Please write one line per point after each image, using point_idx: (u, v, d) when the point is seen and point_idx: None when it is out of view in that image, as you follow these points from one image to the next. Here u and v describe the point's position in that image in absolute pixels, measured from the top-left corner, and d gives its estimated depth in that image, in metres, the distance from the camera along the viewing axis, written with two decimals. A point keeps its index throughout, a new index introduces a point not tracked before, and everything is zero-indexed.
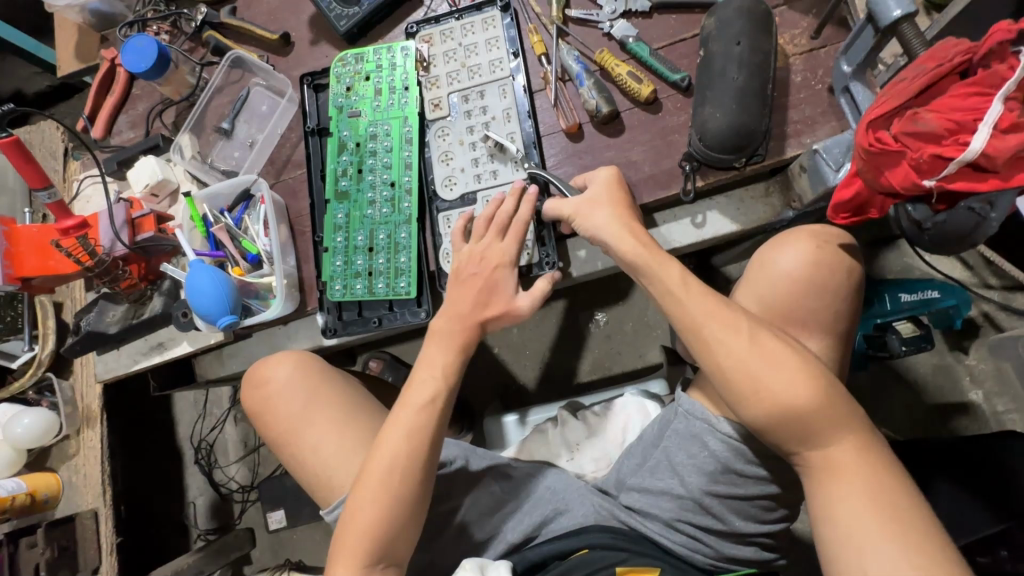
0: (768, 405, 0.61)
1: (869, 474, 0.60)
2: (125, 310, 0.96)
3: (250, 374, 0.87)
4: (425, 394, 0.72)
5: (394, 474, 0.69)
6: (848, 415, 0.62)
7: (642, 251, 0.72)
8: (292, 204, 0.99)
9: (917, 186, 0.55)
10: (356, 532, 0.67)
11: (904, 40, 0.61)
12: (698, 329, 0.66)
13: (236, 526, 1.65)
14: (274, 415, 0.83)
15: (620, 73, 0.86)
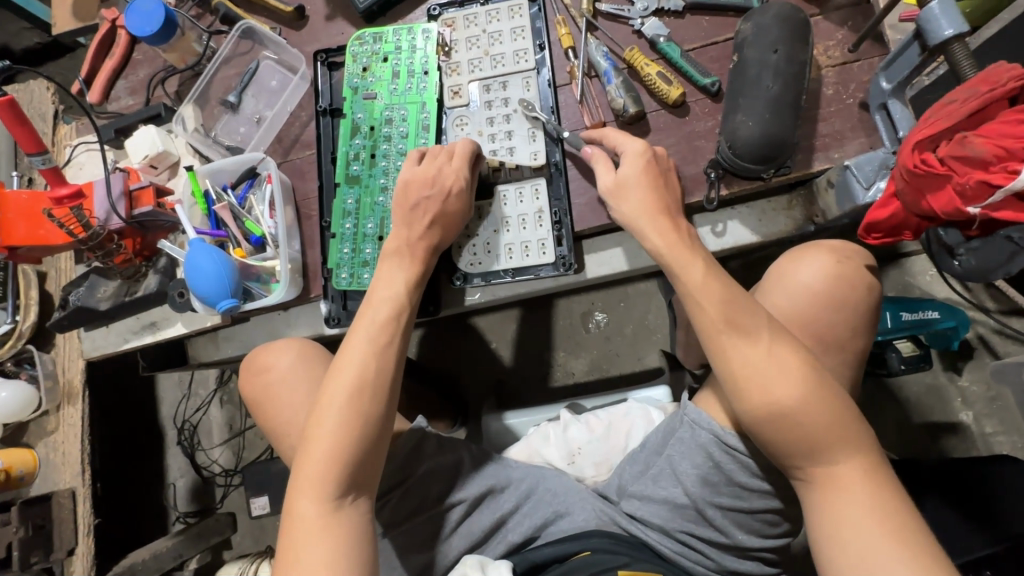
0: (781, 411, 0.60)
1: (874, 491, 0.59)
2: (117, 286, 0.92)
3: (250, 361, 0.85)
4: (381, 311, 0.73)
5: (351, 390, 0.67)
6: (857, 432, 0.60)
7: (672, 244, 0.69)
8: (299, 185, 0.95)
9: (960, 212, 0.54)
10: (313, 456, 0.66)
11: (954, 61, 0.59)
12: (714, 327, 0.63)
13: (218, 510, 1.62)
14: (277, 403, 0.82)
15: (650, 73, 0.84)
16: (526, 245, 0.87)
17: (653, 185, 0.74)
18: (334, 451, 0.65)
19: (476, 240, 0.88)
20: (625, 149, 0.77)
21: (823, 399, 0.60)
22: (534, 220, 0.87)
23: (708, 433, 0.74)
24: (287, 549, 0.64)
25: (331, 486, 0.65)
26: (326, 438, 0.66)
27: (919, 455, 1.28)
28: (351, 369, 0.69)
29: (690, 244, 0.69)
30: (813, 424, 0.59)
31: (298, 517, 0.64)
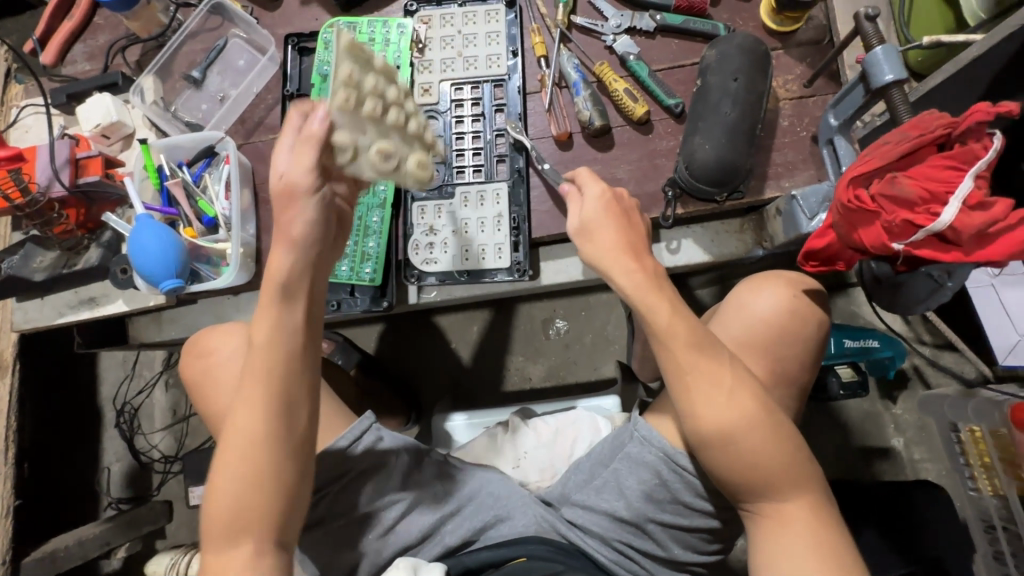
0: (733, 454, 0.63)
1: (818, 531, 0.62)
2: (56, 257, 0.87)
3: (192, 345, 0.83)
4: (264, 330, 0.62)
5: (249, 426, 0.60)
6: (808, 476, 0.64)
7: (642, 285, 0.66)
8: (259, 168, 0.93)
9: (887, 247, 0.57)
10: (216, 512, 0.59)
11: (893, 106, 0.63)
12: (678, 364, 0.64)
13: (154, 498, 1.55)
14: (212, 390, 0.79)
15: (617, 89, 0.86)
16: (483, 249, 0.87)
17: (625, 226, 0.69)
18: (237, 501, 0.59)
19: (434, 238, 0.87)
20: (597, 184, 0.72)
21: (779, 442, 0.63)
22: (493, 224, 0.87)
23: (655, 449, 0.77)
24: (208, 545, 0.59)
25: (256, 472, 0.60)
26: (223, 492, 0.59)
27: (852, 477, 1.34)
28: (246, 417, 0.60)
29: (659, 285, 0.66)
30: (757, 452, 0.62)
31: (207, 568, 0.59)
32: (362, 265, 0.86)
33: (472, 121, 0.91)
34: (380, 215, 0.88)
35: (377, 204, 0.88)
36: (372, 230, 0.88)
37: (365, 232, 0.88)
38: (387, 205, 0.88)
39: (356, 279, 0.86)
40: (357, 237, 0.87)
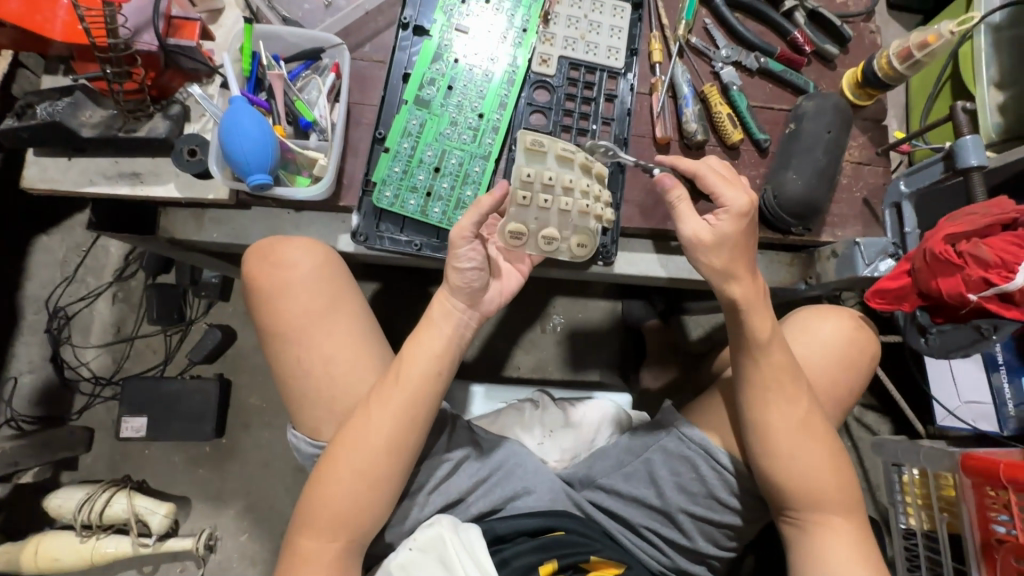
0: (797, 466, 0.70)
1: (855, 542, 0.69)
2: (108, 116, 0.76)
3: (261, 253, 0.75)
4: (416, 352, 0.69)
5: (380, 435, 0.66)
6: (851, 493, 0.71)
7: (751, 294, 0.70)
8: (356, 88, 0.88)
9: (962, 296, 0.68)
10: (324, 505, 0.65)
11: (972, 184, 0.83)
12: (754, 377, 0.71)
13: (71, 423, 1.34)
14: (282, 308, 0.73)
15: (721, 112, 0.94)
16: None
17: (744, 244, 0.70)
18: (347, 508, 0.65)
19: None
20: (735, 201, 0.69)
21: (834, 464, 0.71)
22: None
23: (699, 446, 0.81)
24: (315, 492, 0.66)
25: (373, 466, 0.66)
26: (340, 488, 0.65)
27: None
28: (383, 428, 0.66)
29: (762, 300, 0.71)
30: (814, 467, 0.70)
31: (300, 553, 0.64)
32: (455, 212, 0.86)
33: (582, 103, 0.93)
34: (482, 166, 0.88)
35: (481, 154, 0.88)
36: (471, 178, 0.88)
37: (463, 179, 0.88)
38: (491, 158, 0.88)
39: (447, 224, 0.86)
40: (455, 183, 0.87)
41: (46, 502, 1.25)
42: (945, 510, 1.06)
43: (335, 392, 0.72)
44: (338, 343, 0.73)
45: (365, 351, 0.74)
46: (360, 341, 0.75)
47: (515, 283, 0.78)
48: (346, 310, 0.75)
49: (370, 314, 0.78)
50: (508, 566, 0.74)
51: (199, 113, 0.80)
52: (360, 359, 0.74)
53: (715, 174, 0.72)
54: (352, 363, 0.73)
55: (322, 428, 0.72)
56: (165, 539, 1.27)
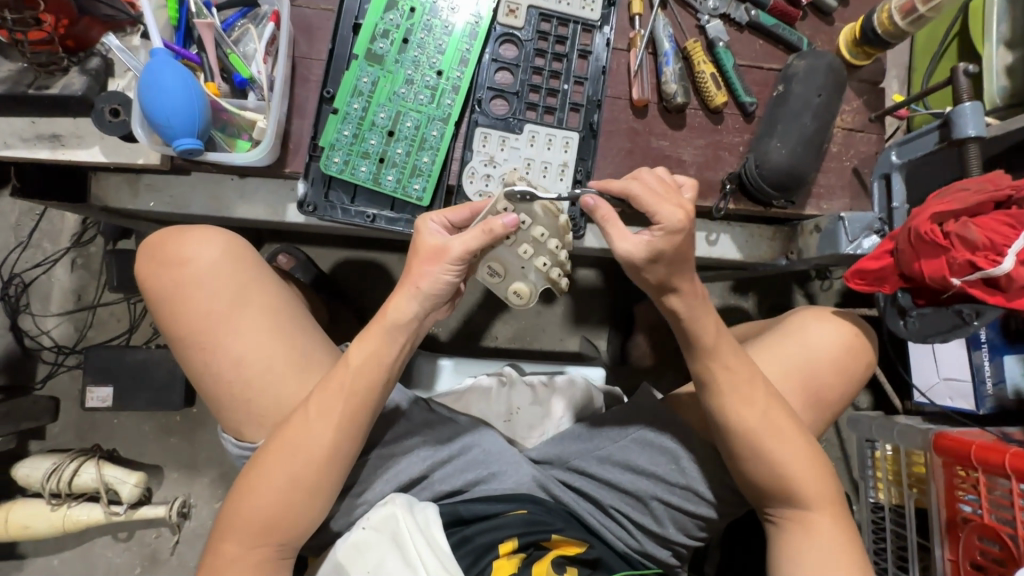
0: (774, 463, 0.67)
1: (836, 545, 0.66)
2: (18, 70, 0.70)
3: (160, 247, 0.72)
4: (361, 353, 0.65)
5: (315, 441, 0.64)
6: (831, 495, 0.68)
7: (694, 302, 0.65)
8: (302, 40, 0.80)
9: (945, 280, 0.64)
10: (248, 511, 0.63)
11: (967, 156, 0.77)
12: (708, 374, 0.67)
13: (36, 392, 1.31)
14: (187, 303, 0.70)
15: (704, 71, 0.86)
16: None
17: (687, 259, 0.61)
18: (273, 513, 0.63)
19: (494, 171, 0.83)
20: (666, 218, 0.58)
21: (815, 464, 0.68)
22: (556, 172, 0.84)
23: (676, 435, 0.79)
24: (236, 505, 0.64)
25: (299, 481, 0.63)
26: (267, 495, 0.63)
27: None
28: (318, 436, 0.64)
29: (707, 306, 0.66)
30: (792, 464, 0.67)
31: (222, 556, 0.63)
32: (410, 180, 0.80)
33: (553, 60, 0.85)
34: (440, 130, 0.81)
35: (439, 117, 0.82)
36: (428, 144, 0.81)
37: (419, 144, 0.81)
38: (450, 122, 0.81)
39: (402, 193, 0.80)
40: (410, 148, 0.81)
41: (14, 472, 1.23)
42: (915, 487, 1.06)
43: (251, 391, 0.70)
44: (248, 341, 0.70)
45: (280, 347, 0.71)
46: (276, 331, 0.72)
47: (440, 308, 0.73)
48: (256, 304, 0.72)
49: (287, 304, 0.75)
50: (469, 543, 0.70)
51: (123, 68, 0.72)
52: (277, 354, 0.71)
53: (649, 187, 0.61)
54: (268, 361, 0.71)
55: (244, 428, 0.71)
56: (137, 507, 1.26)
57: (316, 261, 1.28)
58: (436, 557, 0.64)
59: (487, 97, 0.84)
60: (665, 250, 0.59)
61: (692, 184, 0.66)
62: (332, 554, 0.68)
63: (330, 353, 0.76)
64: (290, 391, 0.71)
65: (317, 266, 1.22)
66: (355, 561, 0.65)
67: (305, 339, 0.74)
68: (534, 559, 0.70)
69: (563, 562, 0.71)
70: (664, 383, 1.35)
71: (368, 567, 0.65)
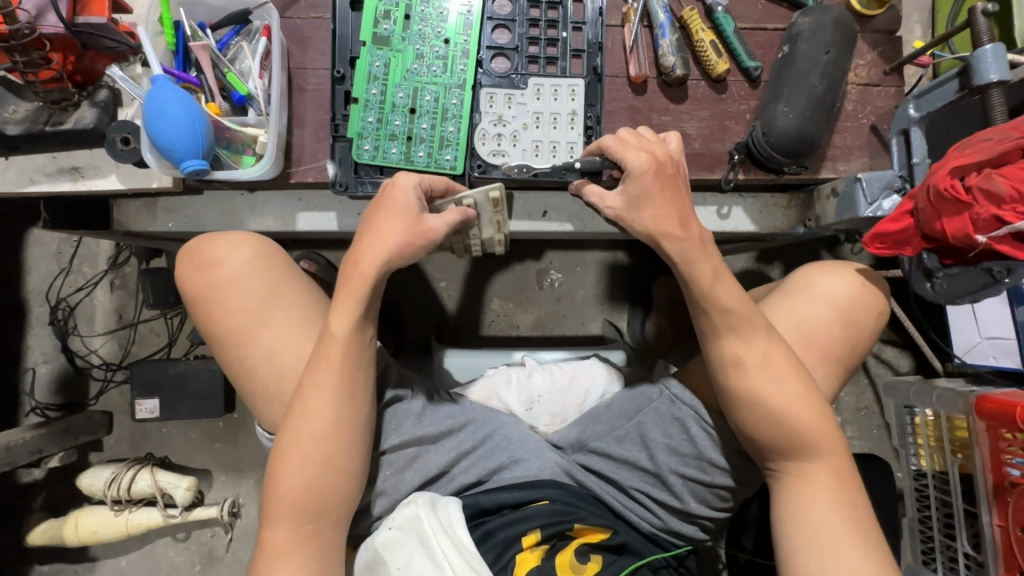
0: (768, 413, 0.65)
1: (836, 494, 0.64)
2: (33, 109, 0.73)
3: (191, 255, 0.75)
4: (341, 319, 0.67)
5: (324, 411, 0.66)
6: (835, 443, 0.65)
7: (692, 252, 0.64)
8: (295, 51, 0.81)
9: (969, 238, 0.60)
10: (279, 494, 0.65)
11: (991, 103, 0.73)
12: (726, 354, 0.66)
13: (91, 407, 1.39)
14: (220, 304, 0.73)
15: (703, 39, 0.83)
16: (554, 146, 0.83)
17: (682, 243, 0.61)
18: (305, 491, 0.64)
19: (504, 130, 0.83)
20: (630, 164, 0.64)
21: (816, 412, 0.65)
22: (566, 121, 0.83)
23: (686, 405, 0.78)
24: (269, 489, 0.66)
25: (320, 454, 0.65)
26: (295, 474, 0.65)
27: None
28: (320, 404, 0.66)
29: (705, 250, 0.64)
30: (792, 413, 0.64)
31: (267, 546, 0.64)
32: (441, 151, 0.81)
33: (548, 9, 0.84)
34: (459, 96, 0.81)
35: (456, 84, 0.82)
36: (450, 113, 0.81)
37: (442, 115, 0.81)
38: (467, 86, 0.81)
39: (435, 166, 0.81)
40: (435, 121, 0.81)
41: (79, 482, 1.32)
42: (959, 453, 1.02)
43: (283, 384, 0.72)
44: (282, 334, 0.73)
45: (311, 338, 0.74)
46: (305, 323, 0.74)
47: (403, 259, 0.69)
48: (285, 300, 0.75)
49: (316, 300, 0.78)
50: (491, 539, 0.72)
51: (129, 97, 0.75)
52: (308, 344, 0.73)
53: (621, 138, 0.67)
54: (300, 351, 0.73)
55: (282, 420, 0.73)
56: (191, 509, 1.33)
57: (336, 264, 1.30)
58: (461, 556, 0.67)
59: (488, 57, 0.83)
60: (643, 194, 0.64)
61: (674, 136, 0.72)
62: (363, 551, 0.72)
63: None
64: None
65: (338, 269, 1.25)
66: (387, 559, 0.69)
67: None
68: (557, 549, 0.73)
69: (587, 550, 0.74)
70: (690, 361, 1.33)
71: (398, 565, 0.68)
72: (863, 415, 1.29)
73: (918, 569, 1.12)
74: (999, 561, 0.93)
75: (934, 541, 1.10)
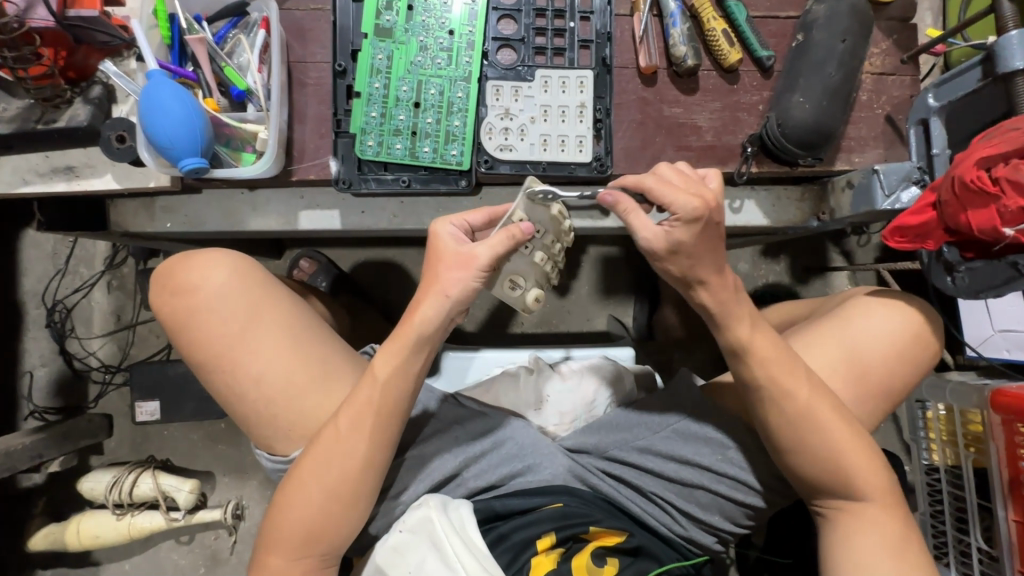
0: (817, 445, 0.64)
1: (888, 529, 0.64)
2: (24, 107, 0.71)
3: (171, 276, 0.73)
4: (389, 367, 0.66)
5: (351, 453, 0.66)
6: (884, 478, 0.66)
7: (729, 250, 0.60)
8: (295, 44, 0.79)
9: (996, 231, 0.59)
10: (289, 527, 0.66)
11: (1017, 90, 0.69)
12: (754, 359, 0.64)
13: (90, 410, 1.37)
14: (203, 328, 0.71)
15: (714, 29, 0.81)
16: (563, 139, 0.80)
17: (704, 240, 0.59)
18: (310, 525, 0.66)
19: (510, 124, 0.80)
20: (681, 207, 0.56)
21: (864, 446, 0.65)
22: (574, 114, 0.80)
23: (719, 424, 0.78)
24: (275, 521, 0.67)
25: (342, 493, 0.66)
26: (305, 508, 0.66)
27: None
28: (346, 446, 0.66)
29: (739, 296, 0.63)
30: (838, 445, 0.64)
31: (269, 570, 0.66)
32: (447, 146, 0.78)
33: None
34: (464, 90, 0.79)
35: (461, 77, 0.79)
36: (455, 107, 0.79)
37: (447, 110, 0.79)
38: (473, 79, 0.79)
39: (441, 162, 0.78)
40: (440, 115, 0.79)
41: (80, 486, 1.30)
42: (972, 447, 1.01)
43: (275, 407, 0.72)
44: (265, 358, 0.71)
45: (296, 361, 0.72)
46: (293, 344, 0.73)
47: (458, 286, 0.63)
48: (269, 320, 0.73)
49: (298, 314, 0.75)
50: (505, 541, 0.71)
51: (124, 93, 0.73)
52: (294, 368, 0.72)
53: (665, 178, 0.59)
54: (286, 376, 0.72)
55: (274, 443, 0.73)
56: (195, 512, 1.32)
57: (336, 262, 1.28)
58: (475, 557, 0.65)
59: (493, 48, 0.81)
60: (685, 241, 0.57)
61: (716, 173, 0.61)
62: (371, 558, 0.70)
63: (348, 361, 0.76)
64: (314, 404, 0.72)
65: (338, 268, 1.23)
66: (397, 563, 0.67)
67: (320, 350, 0.74)
68: (573, 552, 0.71)
69: (603, 553, 0.72)
70: (697, 356, 1.31)
71: (410, 568, 0.66)
72: None
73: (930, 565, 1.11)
74: (1015, 556, 0.92)
75: (946, 535, 1.09)
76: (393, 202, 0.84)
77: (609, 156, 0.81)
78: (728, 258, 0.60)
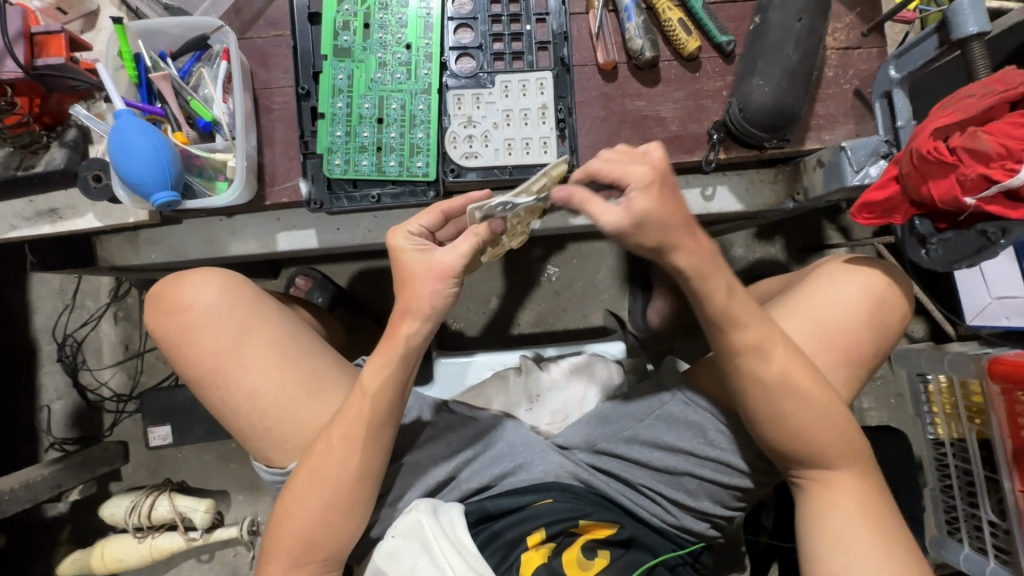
0: (787, 425, 0.65)
1: (865, 499, 0.65)
2: (5, 155, 0.74)
3: (162, 297, 0.75)
4: (378, 378, 0.67)
5: (345, 461, 0.67)
6: (859, 450, 0.66)
7: (688, 237, 0.60)
8: (258, 71, 0.81)
9: (957, 201, 0.58)
10: (289, 535, 0.68)
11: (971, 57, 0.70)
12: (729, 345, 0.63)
13: (106, 439, 1.42)
14: (196, 344, 0.74)
15: (670, 19, 0.81)
16: (528, 142, 0.81)
17: (665, 228, 0.59)
18: (310, 532, 0.67)
19: (474, 131, 0.81)
20: (632, 177, 0.58)
21: (840, 419, 0.65)
22: (536, 116, 0.81)
23: (701, 408, 0.78)
24: (275, 526, 0.69)
25: (340, 500, 0.68)
26: (304, 516, 0.67)
27: None
28: (341, 454, 0.67)
29: (715, 264, 0.62)
30: (809, 425, 0.65)
31: None
32: (412, 159, 0.80)
33: (509, 5, 0.82)
34: (426, 102, 0.80)
35: (421, 89, 0.80)
36: (418, 120, 0.80)
37: (410, 123, 0.80)
38: (433, 91, 0.80)
39: (407, 174, 0.80)
40: (403, 129, 0.80)
41: (102, 512, 1.34)
42: (975, 419, 0.99)
43: (269, 420, 0.73)
44: (257, 372, 0.73)
45: (285, 375, 0.74)
46: (285, 358, 0.75)
47: (429, 292, 0.65)
48: (259, 336, 0.75)
49: (289, 329, 0.77)
50: (498, 539, 0.72)
51: (98, 134, 0.76)
52: (285, 381, 0.74)
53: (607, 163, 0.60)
54: (279, 389, 0.74)
55: (271, 456, 0.75)
56: (212, 530, 1.34)
57: (332, 277, 1.30)
58: (462, 556, 0.66)
59: (452, 58, 0.82)
60: (647, 214, 0.57)
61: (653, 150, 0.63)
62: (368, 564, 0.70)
63: (337, 371, 0.78)
64: (304, 415, 0.74)
65: (333, 283, 1.25)
66: (390, 566, 0.67)
67: (311, 362, 0.76)
68: (564, 546, 0.71)
69: (593, 546, 0.72)
70: (694, 346, 1.30)
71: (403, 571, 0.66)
72: (879, 384, 1.26)
73: (944, 540, 1.09)
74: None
75: (957, 509, 1.07)
76: (367, 218, 0.87)
77: (576, 155, 0.82)
78: (689, 246, 0.60)
